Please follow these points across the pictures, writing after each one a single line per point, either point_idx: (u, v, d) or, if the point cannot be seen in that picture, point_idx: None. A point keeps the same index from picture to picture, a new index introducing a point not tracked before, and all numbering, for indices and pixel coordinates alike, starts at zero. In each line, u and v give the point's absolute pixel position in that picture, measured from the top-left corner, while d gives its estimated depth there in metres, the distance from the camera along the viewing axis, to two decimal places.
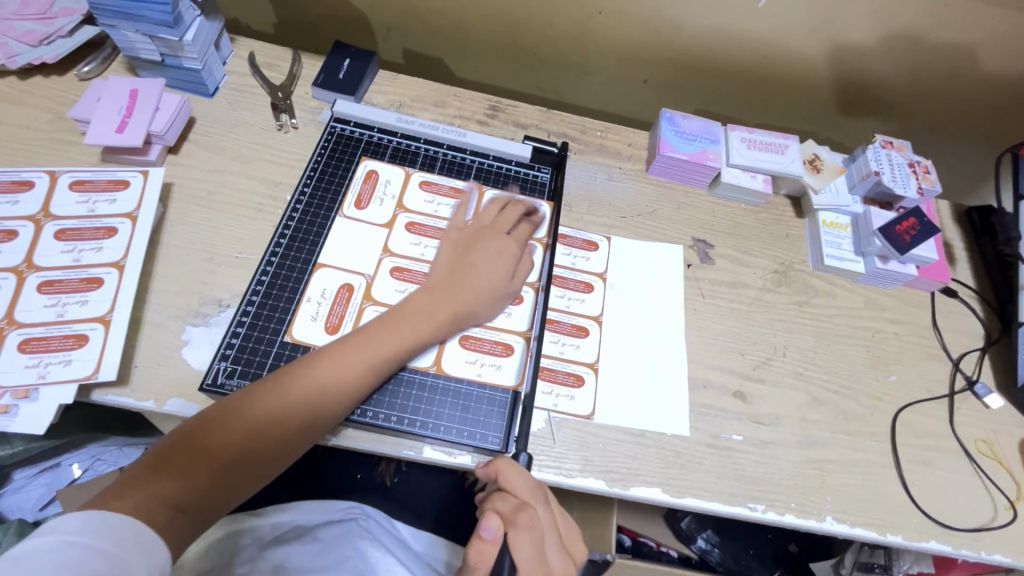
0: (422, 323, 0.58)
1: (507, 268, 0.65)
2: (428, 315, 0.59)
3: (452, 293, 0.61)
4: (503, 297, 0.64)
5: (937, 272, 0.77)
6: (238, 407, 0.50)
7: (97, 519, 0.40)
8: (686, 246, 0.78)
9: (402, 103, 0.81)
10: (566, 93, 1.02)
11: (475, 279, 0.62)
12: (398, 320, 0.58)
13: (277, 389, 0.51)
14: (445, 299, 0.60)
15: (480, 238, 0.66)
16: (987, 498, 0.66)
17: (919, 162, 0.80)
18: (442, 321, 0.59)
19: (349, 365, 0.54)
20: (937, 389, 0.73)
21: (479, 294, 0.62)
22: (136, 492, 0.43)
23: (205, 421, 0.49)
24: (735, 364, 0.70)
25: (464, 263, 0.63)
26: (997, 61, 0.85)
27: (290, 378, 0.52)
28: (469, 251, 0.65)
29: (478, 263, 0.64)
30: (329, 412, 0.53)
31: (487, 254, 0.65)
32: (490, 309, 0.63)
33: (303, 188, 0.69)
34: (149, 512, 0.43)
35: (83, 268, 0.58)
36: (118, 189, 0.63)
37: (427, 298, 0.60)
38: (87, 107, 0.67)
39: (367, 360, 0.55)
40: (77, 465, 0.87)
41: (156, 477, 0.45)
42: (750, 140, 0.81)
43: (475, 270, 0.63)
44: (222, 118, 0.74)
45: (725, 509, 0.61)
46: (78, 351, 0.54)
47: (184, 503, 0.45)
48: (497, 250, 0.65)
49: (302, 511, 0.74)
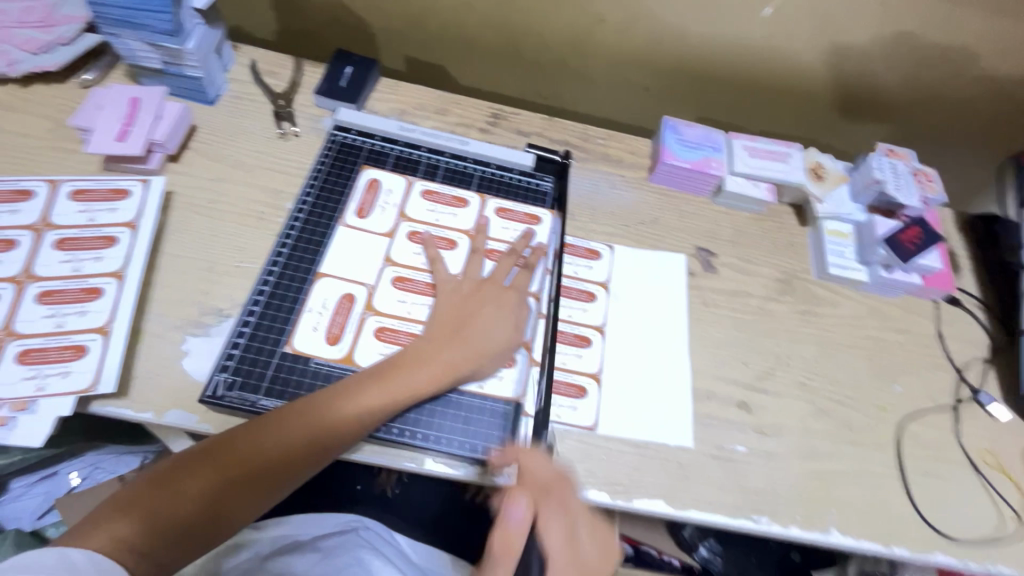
0: (414, 376, 0.57)
1: (508, 324, 0.63)
2: (419, 376, 0.57)
3: (448, 352, 0.59)
4: (502, 354, 0.62)
5: (941, 280, 0.77)
6: (211, 454, 0.50)
7: (69, 557, 0.42)
8: (689, 255, 0.77)
9: (403, 110, 0.81)
10: (567, 101, 1.02)
11: (474, 337, 0.60)
12: (387, 377, 0.56)
13: (253, 438, 0.51)
14: (443, 359, 0.58)
15: (478, 289, 0.64)
16: (994, 509, 0.66)
17: (922, 171, 0.80)
18: (435, 382, 0.57)
19: (327, 421, 0.53)
20: (942, 399, 0.72)
21: (477, 354, 0.60)
22: (102, 534, 0.45)
23: (184, 461, 0.50)
24: (739, 374, 0.70)
25: (466, 313, 0.62)
26: (999, 69, 0.85)
27: (267, 428, 0.52)
28: (470, 298, 0.63)
29: (478, 319, 0.62)
30: (302, 463, 0.53)
31: (486, 309, 0.63)
32: (488, 370, 0.61)
33: (304, 197, 0.69)
34: (110, 554, 0.44)
35: (83, 278, 0.58)
36: (118, 198, 0.63)
37: (422, 357, 0.58)
38: (88, 115, 0.67)
39: (348, 414, 0.53)
40: (75, 474, 0.88)
41: (124, 517, 0.46)
42: (754, 147, 0.80)
43: (474, 327, 0.61)
44: (223, 126, 0.74)
45: (730, 522, 0.60)
46: (77, 363, 0.54)
47: (147, 548, 0.46)
48: (498, 308, 0.63)
49: (300, 523, 0.74)
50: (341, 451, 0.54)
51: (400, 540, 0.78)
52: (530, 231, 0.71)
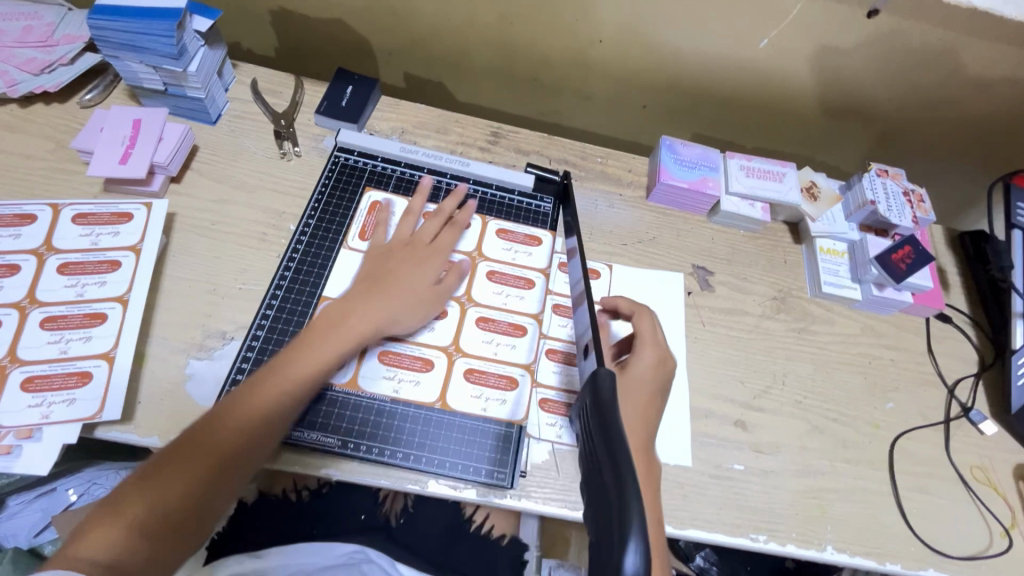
0: (341, 334, 0.58)
1: (428, 275, 0.65)
2: (342, 330, 0.58)
3: (370, 306, 0.60)
4: (427, 307, 0.63)
5: (932, 298, 0.79)
6: (164, 457, 0.49)
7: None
8: (687, 273, 0.79)
9: (404, 129, 0.82)
10: (566, 117, 1.03)
11: (394, 288, 0.62)
12: (313, 342, 0.57)
13: (199, 430, 0.51)
14: (365, 311, 0.60)
15: (399, 251, 0.66)
16: (983, 525, 0.67)
17: (913, 191, 0.82)
18: (361, 336, 0.59)
19: (265, 390, 0.53)
20: (933, 415, 0.74)
21: (399, 300, 0.61)
22: (64, 555, 0.43)
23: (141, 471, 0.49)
24: (736, 393, 0.71)
25: (383, 270, 0.64)
26: (988, 91, 0.87)
27: (212, 416, 0.52)
28: (390, 257, 0.65)
29: (396, 268, 0.64)
30: (256, 440, 0.52)
31: (406, 265, 0.65)
32: (411, 317, 0.62)
33: (307, 219, 0.69)
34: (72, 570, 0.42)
35: (86, 303, 0.58)
36: (121, 222, 0.63)
37: (340, 316, 0.59)
38: (90, 137, 0.67)
39: (276, 379, 0.54)
40: (73, 490, 0.88)
41: (90, 537, 0.44)
42: (749, 167, 0.82)
43: (393, 280, 0.63)
44: (224, 146, 0.74)
45: (728, 540, 0.62)
46: (82, 390, 0.54)
47: (112, 559, 0.44)
48: (415, 263, 0.65)
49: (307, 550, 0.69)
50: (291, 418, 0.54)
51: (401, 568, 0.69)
52: (458, 191, 0.73)
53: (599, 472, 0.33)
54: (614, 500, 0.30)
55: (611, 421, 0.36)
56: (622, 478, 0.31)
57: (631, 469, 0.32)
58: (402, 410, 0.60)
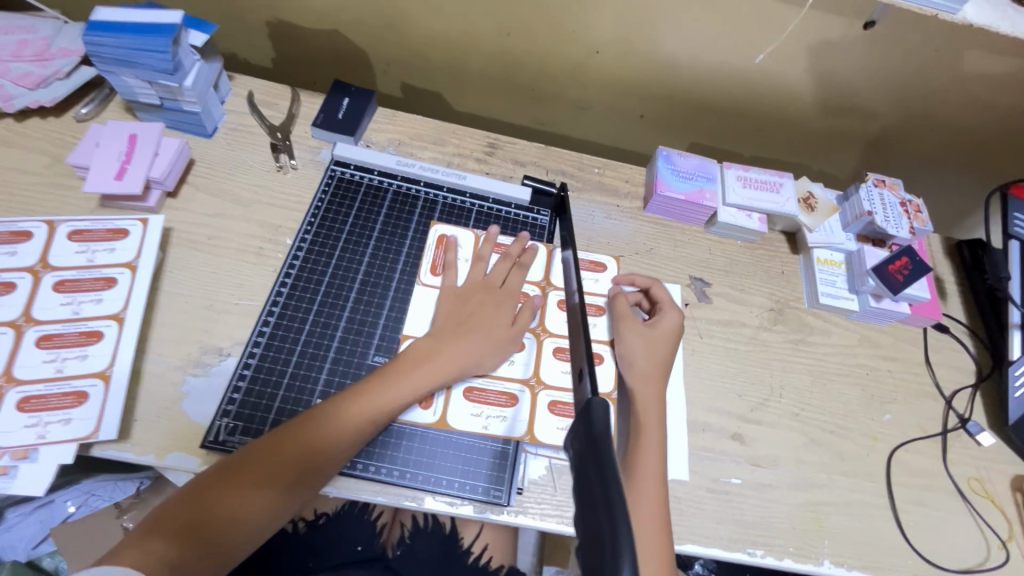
0: (421, 375, 0.59)
1: (506, 318, 0.65)
2: (424, 371, 0.59)
3: (450, 347, 0.61)
4: (504, 348, 0.63)
5: (930, 309, 0.79)
6: (234, 466, 0.51)
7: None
8: (684, 285, 0.79)
9: (401, 141, 0.82)
10: (563, 127, 1.03)
11: (474, 331, 0.62)
12: (389, 378, 0.58)
13: (270, 445, 0.53)
14: (446, 353, 0.60)
15: (477, 289, 0.66)
16: (980, 537, 0.67)
17: (911, 201, 0.82)
18: (437, 379, 0.59)
19: (340, 423, 0.54)
20: (931, 427, 0.74)
21: (477, 345, 0.62)
22: (132, 551, 0.45)
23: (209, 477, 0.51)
24: (733, 406, 0.71)
25: (464, 309, 0.64)
26: (984, 101, 0.88)
27: (284, 434, 0.53)
28: (469, 297, 0.65)
29: (478, 311, 0.64)
30: (322, 466, 0.53)
31: (484, 305, 0.65)
32: (485, 361, 0.62)
33: (304, 233, 0.69)
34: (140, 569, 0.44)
35: (83, 321, 0.58)
36: (117, 238, 0.63)
37: (424, 355, 0.60)
38: (86, 152, 0.67)
39: (355, 414, 0.55)
40: (70, 503, 0.89)
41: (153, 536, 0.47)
42: (746, 178, 0.82)
43: (474, 322, 0.63)
44: (221, 159, 0.74)
45: (725, 555, 0.62)
46: (78, 410, 0.54)
47: (174, 562, 0.46)
48: (495, 304, 0.65)
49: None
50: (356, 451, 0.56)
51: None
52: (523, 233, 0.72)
53: (592, 509, 0.33)
54: (607, 539, 0.30)
55: (607, 457, 0.36)
56: (615, 515, 0.31)
57: (623, 510, 0.32)
58: (399, 428, 0.60)
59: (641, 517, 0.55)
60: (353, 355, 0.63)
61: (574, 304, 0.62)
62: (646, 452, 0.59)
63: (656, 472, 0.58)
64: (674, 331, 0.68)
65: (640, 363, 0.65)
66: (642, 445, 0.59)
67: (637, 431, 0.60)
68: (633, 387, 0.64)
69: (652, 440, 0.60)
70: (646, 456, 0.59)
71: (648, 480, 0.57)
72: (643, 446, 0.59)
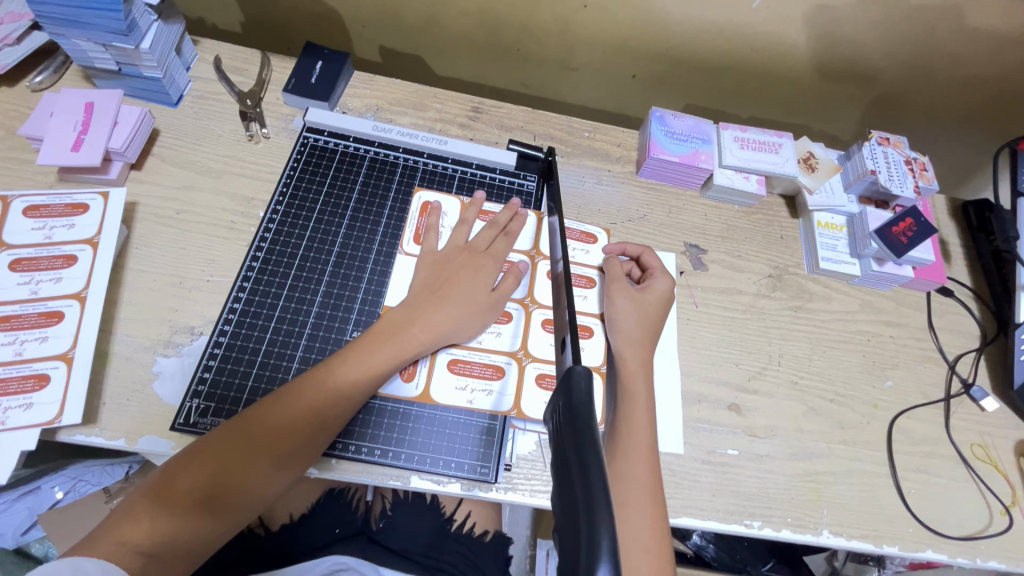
0: (399, 343, 0.56)
1: (488, 283, 0.62)
2: (402, 339, 0.56)
3: (428, 315, 0.58)
4: (485, 316, 0.60)
5: (934, 272, 0.76)
6: (209, 445, 0.49)
7: (82, 567, 0.41)
8: (679, 252, 0.75)
9: (379, 106, 0.77)
10: (552, 90, 0.99)
11: (452, 297, 0.59)
12: (367, 348, 0.55)
13: (246, 423, 0.50)
14: (423, 321, 0.58)
15: (457, 255, 0.63)
16: (983, 503, 0.66)
17: (916, 159, 0.78)
18: (418, 348, 0.57)
19: (319, 396, 0.52)
20: (933, 392, 0.72)
21: (457, 312, 0.59)
22: (108, 540, 0.44)
23: (183, 460, 0.49)
24: (730, 376, 0.68)
25: (443, 276, 0.61)
26: (996, 52, 0.83)
27: (261, 410, 0.51)
28: (447, 264, 0.63)
29: (457, 277, 0.61)
30: (305, 443, 0.51)
31: (465, 271, 0.62)
32: (466, 327, 0.59)
33: (276, 205, 0.66)
34: (117, 559, 0.42)
35: (42, 301, 0.55)
36: (76, 213, 0.59)
37: (402, 323, 0.57)
38: (40, 123, 0.63)
39: (333, 386, 0.53)
40: (58, 488, 0.83)
41: (129, 523, 0.45)
42: (744, 138, 0.78)
43: (454, 289, 0.60)
44: (187, 129, 0.70)
45: (721, 527, 0.60)
46: (40, 394, 0.51)
47: (154, 549, 0.44)
48: (476, 269, 0.62)
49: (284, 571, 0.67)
50: (338, 426, 0.53)
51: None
52: (512, 200, 0.69)
53: (571, 490, 0.31)
54: (583, 524, 0.28)
55: (586, 431, 0.33)
56: (594, 498, 0.29)
57: (603, 492, 0.29)
58: (379, 405, 0.57)
59: (632, 485, 0.53)
60: (330, 330, 0.60)
61: (556, 273, 0.60)
62: (633, 418, 0.57)
63: (645, 439, 0.56)
64: (665, 297, 0.65)
65: (628, 329, 0.62)
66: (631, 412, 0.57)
67: (625, 397, 0.58)
68: (622, 355, 0.61)
69: (641, 407, 0.58)
70: (634, 422, 0.56)
71: (636, 447, 0.55)
72: (632, 412, 0.57)
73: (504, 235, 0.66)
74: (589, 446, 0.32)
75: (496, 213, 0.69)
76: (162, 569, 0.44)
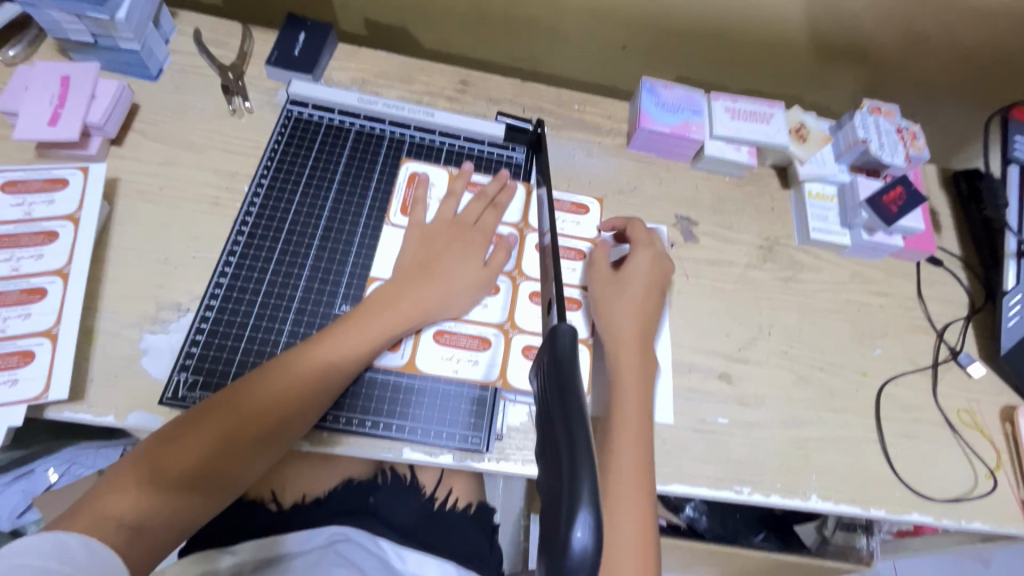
0: (387, 318, 0.56)
1: (476, 257, 0.62)
2: (390, 314, 0.56)
3: (416, 290, 0.58)
4: (476, 289, 0.60)
5: (923, 242, 0.76)
6: (195, 421, 0.49)
7: (63, 540, 0.40)
8: (670, 225, 0.75)
9: (365, 79, 0.76)
10: (541, 63, 0.97)
11: (440, 272, 0.59)
12: (355, 324, 0.55)
13: (232, 398, 0.50)
14: (412, 296, 0.57)
15: (446, 228, 0.63)
16: (968, 467, 0.67)
17: (907, 128, 0.78)
18: (407, 323, 0.57)
19: (307, 372, 0.52)
20: (921, 360, 0.72)
21: (445, 286, 0.59)
22: (91, 514, 0.43)
23: (167, 433, 0.48)
24: (720, 346, 0.69)
25: (432, 251, 0.61)
26: (989, 15, 0.82)
27: (246, 386, 0.51)
28: (436, 237, 0.62)
29: (447, 251, 0.61)
30: (292, 418, 0.51)
31: (453, 244, 0.62)
32: (457, 303, 0.59)
33: (261, 178, 0.65)
34: (100, 534, 0.42)
35: (23, 278, 0.54)
36: (55, 189, 0.58)
37: (391, 297, 0.57)
38: (14, 98, 0.61)
39: (321, 362, 0.53)
40: (53, 470, 0.82)
41: (111, 497, 0.44)
42: (735, 109, 0.77)
43: (442, 263, 0.60)
44: (168, 103, 0.68)
45: (712, 493, 0.61)
46: (24, 369, 0.51)
47: (138, 523, 0.44)
48: (465, 243, 0.62)
49: (275, 539, 0.62)
50: (326, 402, 0.53)
51: (384, 548, 0.64)
52: (501, 172, 0.69)
53: (553, 443, 0.31)
54: (566, 473, 0.28)
55: (570, 383, 0.33)
56: (576, 448, 0.29)
57: (586, 444, 0.29)
58: (369, 376, 0.57)
59: (621, 457, 0.53)
60: (319, 304, 0.59)
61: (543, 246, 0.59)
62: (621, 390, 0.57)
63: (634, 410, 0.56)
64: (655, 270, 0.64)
65: (616, 305, 0.62)
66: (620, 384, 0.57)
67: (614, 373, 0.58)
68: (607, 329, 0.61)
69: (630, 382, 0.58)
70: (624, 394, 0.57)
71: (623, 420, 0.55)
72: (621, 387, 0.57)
73: (493, 207, 0.66)
74: (571, 397, 0.32)
75: (485, 184, 0.69)
76: (148, 542, 0.45)
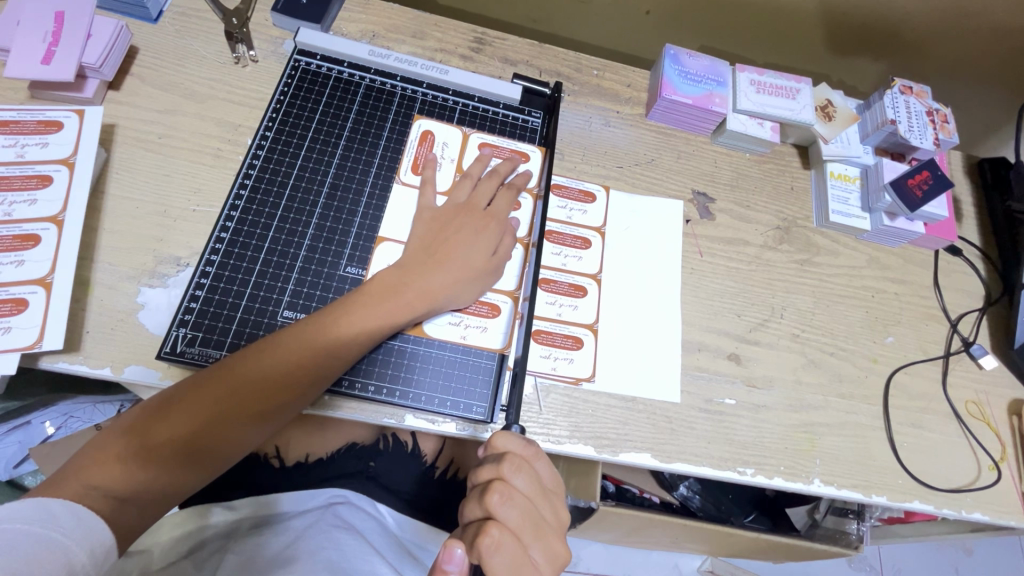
0: (395, 306, 0.52)
1: (489, 246, 0.58)
2: (398, 303, 0.53)
3: (423, 277, 0.54)
4: (480, 279, 0.57)
5: (945, 230, 0.74)
6: (188, 395, 0.46)
7: (46, 505, 0.39)
8: (686, 200, 0.73)
9: (375, 33, 0.72)
10: (558, 25, 0.94)
11: (450, 259, 0.56)
12: (356, 308, 0.51)
13: (226, 373, 0.47)
14: (421, 283, 0.54)
15: (458, 212, 0.59)
16: (972, 458, 0.66)
17: (938, 110, 0.75)
18: (411, 312, 0.53)
19: (307, 355, 0.49)
20: (934, 349, 0.71)
21: (454, 275, 0.55)
22: (75, 481, 0.42)
23: (160, 405, 0.46)
24: (731, 326, 0.67)
25: (442, 237, 0.57)
26: None
27: (243, 361, 0.48)
28: (445, 223, 0.58)
29: (457, 238, 0.57)
30: (286, 400, 0.49)
31: (466, 231, 0.58)
32: (464, 295, 0.56)
33: (265, 131, 0.62)
34: (83, 502, 0.41)
35: (15, 224, 0.52)
36: (50, 131, 0.55)
37: (398, 283, 0.53)
38: (6, 33, 0.58)
39: (324, 345, 0.50)
40: (49, 423, 0.83)
41: (98, 465, 0.43)
42: (761, 82, 0.73)
43: (452, 250, 0.56)
44: (169, 47, 0.65)
45: (715, 473, 0.60)
46: (18, 318, 0.49)
47: (123, 494, 0.43)
48: (475, 229, 0.58)
49: (277, 498, 0.64)
50: (323, 386, 0.51)
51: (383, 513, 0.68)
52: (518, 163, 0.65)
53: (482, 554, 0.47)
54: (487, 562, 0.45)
55: None
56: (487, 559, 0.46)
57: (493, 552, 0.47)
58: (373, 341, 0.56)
59: (512, 540, 0.43)
60: (322, 266, 0.57)
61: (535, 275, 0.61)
62: (507, 498, 0.44)
63: (533, 533, 0.44)
64: (537, 482, 0.46)
65: (520, 500, 0.44)
66: (503, 483, 0.44)
67: (503, 492, 0.44)
68: (501, 514, 0.43)
69: (519, 487, 0.45)
70: (507, 499, 0.44)
71: (513, 532, 0.43)
72: (503, 503, 0.44)
73: (507, 187, 0.63)
74: None
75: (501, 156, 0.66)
76: (130, 514, 0.43)
